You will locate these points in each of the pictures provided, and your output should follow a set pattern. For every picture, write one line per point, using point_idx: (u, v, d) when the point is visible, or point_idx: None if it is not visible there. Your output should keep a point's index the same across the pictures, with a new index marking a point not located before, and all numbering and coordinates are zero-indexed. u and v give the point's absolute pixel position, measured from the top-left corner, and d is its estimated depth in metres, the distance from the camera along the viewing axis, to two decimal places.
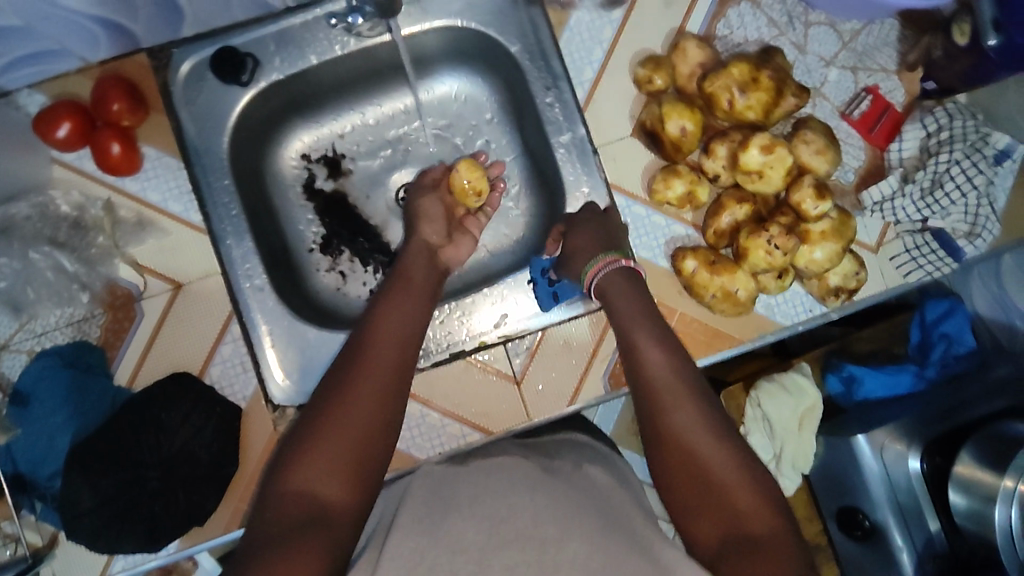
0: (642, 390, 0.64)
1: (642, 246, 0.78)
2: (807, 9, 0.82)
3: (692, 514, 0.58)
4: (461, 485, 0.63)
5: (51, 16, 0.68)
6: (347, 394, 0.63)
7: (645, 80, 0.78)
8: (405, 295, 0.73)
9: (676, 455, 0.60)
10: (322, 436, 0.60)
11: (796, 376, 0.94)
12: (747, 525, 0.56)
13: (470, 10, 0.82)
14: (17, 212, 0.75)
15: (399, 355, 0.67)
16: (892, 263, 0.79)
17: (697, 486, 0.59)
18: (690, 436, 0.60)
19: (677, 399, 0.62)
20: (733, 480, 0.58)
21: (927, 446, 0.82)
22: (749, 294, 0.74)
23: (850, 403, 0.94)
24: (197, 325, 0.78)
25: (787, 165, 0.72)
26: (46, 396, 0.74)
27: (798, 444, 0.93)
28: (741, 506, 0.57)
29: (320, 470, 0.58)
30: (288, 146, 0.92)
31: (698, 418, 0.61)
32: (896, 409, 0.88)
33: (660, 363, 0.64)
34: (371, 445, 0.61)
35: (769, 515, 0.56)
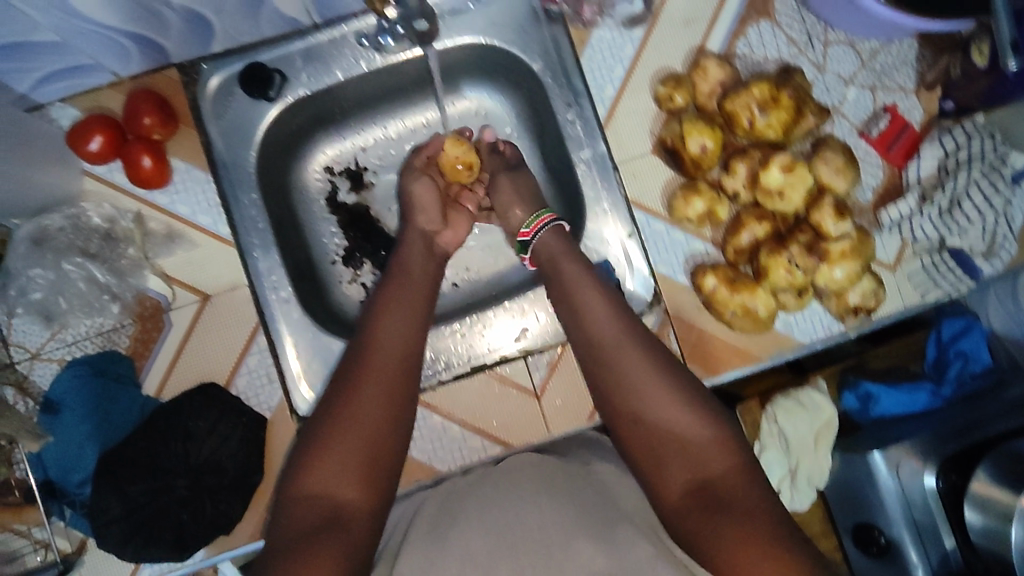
0: (594, 356, 0.69)
1: (661, 262, 0.80)
2: (827, 28, 0.83)
3: (650, 467, 0.63)
4: (472, 497, 0.67)
5: (86, 32, 0.69)
6: (353, 400, 0.65)
7: (665, 98, 0.79)
8: (409, 305, 0.74)
9: (626, 414, 0.66)
10: (331, 442, 0.63)
11: (814, 393, 0.96)
12: (700, 464, 0.62)
13: (493, 27, 0.84)
14: (52, 223, 0.77)
15: (403, 359, 0.70)
16: (910, 280, 0.81)
17: (653, 441, 0.64)
18: (640, 393, 0.65)
19: (626, 361, 0.67)
20: (688, 428, 0.63)
21: (942, 463, 0.82)
22: (769, 311, 0.75)
23: (866, 420, 0.95)
24: (224, 336, 0.80)
25: (807, 185, 0.73)
26: (77, 404, 0.77)
27: (813, 461, 0.94)
28: (693, 448, 0.62)
29: (335, 473, 0.62)
30: (314, 159, 0.94)
31: (647, 374, 0.66)
32: (913, 427, 0.89)
33: (610, 331, 0.69)
34: (379, 446, 0.64)
35: (720, 453, 0.62)
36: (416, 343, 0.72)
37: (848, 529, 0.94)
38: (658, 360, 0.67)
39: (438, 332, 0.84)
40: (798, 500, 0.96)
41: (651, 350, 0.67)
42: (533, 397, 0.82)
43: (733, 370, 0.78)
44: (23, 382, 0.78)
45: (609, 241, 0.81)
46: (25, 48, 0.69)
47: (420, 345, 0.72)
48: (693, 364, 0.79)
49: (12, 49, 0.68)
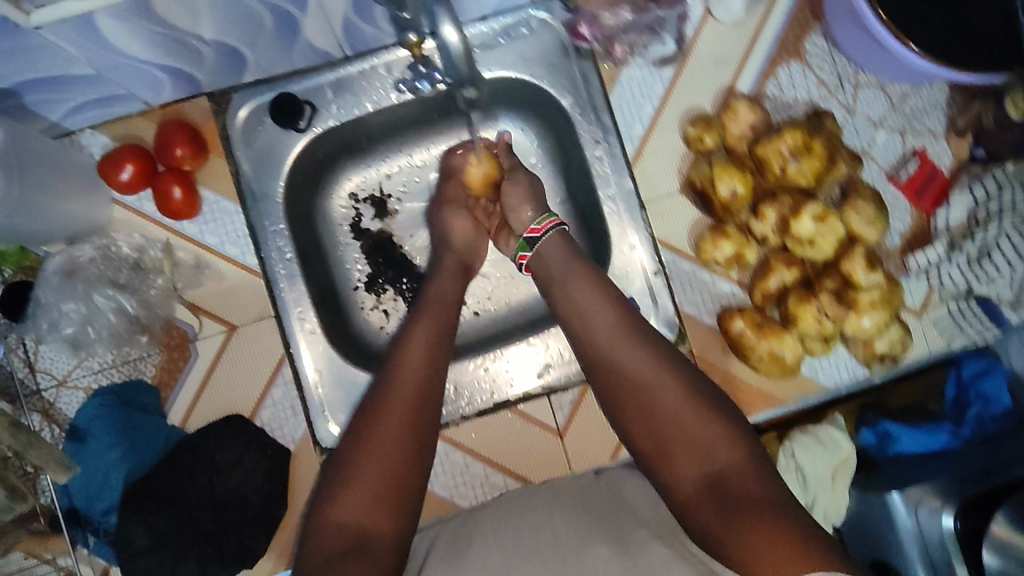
0: (601, 367, 0.70)
1: (687, 301, 0.81)
2: (857, 70, 0.83)
3: (662, 465, 0.64)
4: (489, 518, 0.70)
5: (122, 66, 0.70)
6: (378, 432, 0.65)
7: (695, 139, 0.79)
8: (432, 331, 0.73)
9: (635, 416, 0.67)
10: (358, 472, 0.63)
11: (830, 428, 0.81)
12: (710, 455, 0.62)
13: (523, 62, 0.83)
14: (82, 254, 0.78)
15: (425, 383, 0.69)
16: (936, 327, 0.82)
17: (662, 439, 0.64)
18: (647, 393, 0.67)
19: (633, 366, 0.68)
20: (697, 425, 0.64)
21: (963, 505, 0.71)
22: (796, 357, 0.75)
23: (883, 458, 0.81)
24: (249, 367, 0.81)
25: (839, 235, 0.73)
26: (102, 433, 0.77)
27: (831, 498, 0.80)
28: (701, 439, 0.63)
29: (364, 503, 0.62)
30: (339, 188, 0.92)
31: (655, 377, 0.67)
32: (933, 467, 0.76)
33: (616, 339, 0.70)
34: (405, 473, 0.64)
35: (729, 443, 0.62)
36: (437, 364, 0.71)
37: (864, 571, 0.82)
38: (665, 362, 0.68)
39: (462, 366, 0.84)
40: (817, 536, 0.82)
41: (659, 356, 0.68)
42: (556, 436, 0.83)
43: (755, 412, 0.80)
44: (49, 409, 0.79)
45: (633, 278, 0.81)
46: (60, 81, 0.69)
47: (442, 369, 0.71)
48: None
49: (48, 82, 0.68)
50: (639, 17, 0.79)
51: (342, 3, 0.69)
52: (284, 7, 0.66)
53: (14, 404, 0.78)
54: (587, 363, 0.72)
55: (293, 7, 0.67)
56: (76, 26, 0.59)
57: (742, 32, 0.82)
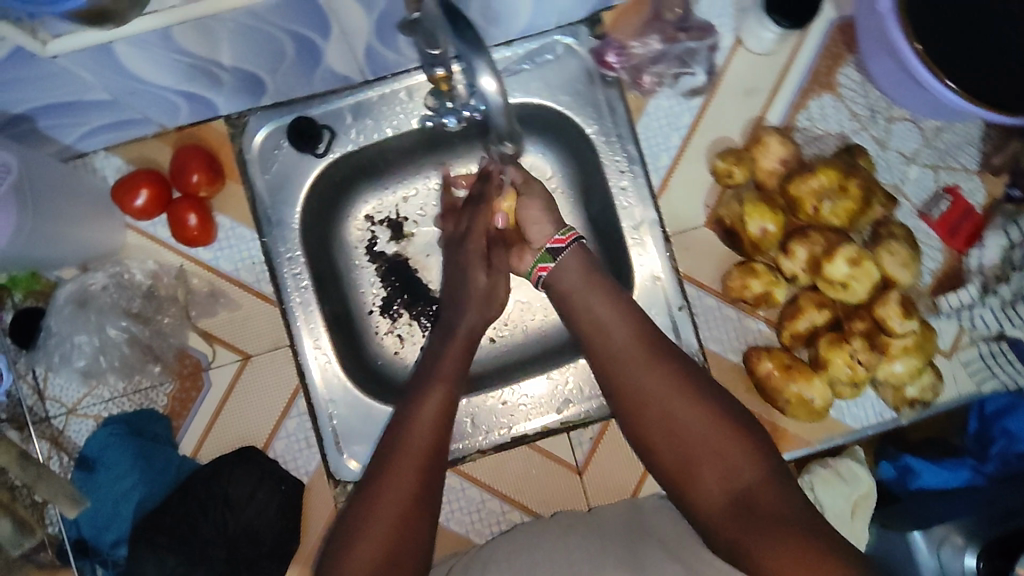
0: (620, 381, 0.65)
1: (712, 338, 0.80)
2: (890, 103, 0.81)
3: (686, 483, 0.61)
4: (506, 546, 0.72)
5: (139, 91, 0.68)
6: (395, 470, 0.61)
7: (724, 173, 0.76)
8: (452, 364, 0.69)
9: (655, 433, 0.63)
10: (374, 510, 0.60)
11: (851, 463, 0.79)
12: (737, 475, 0.59)
13: (548, 88, 0.80)
14: (95, 282, 0.76)
15: (442, 414, 0.65)
16: (965, 368, 0.81)
17: (685, 457, 0.61)
18: (669, 410, 0.62)
19: (654, 381, 0.64)
20: (723, 441, 0.60)
21: (987, 545, 0.69)
22: (825, 401, 0.74)
23: (904, 492, 0.80)
24: (263, 397, 0.79)
25: (872, 280, 0.71)
26: (112, 464, 0.76)
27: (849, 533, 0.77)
28: (728, 457, 0.60)
29: (378, 543, 0.58)
30: (354, 211, 0.88)
31: (676, 394, 0.63)
32: (959, 505, 0.74)
33: (633, 350, 0.66)
34: (418, 507, 0.61)
35: (756, 462, 0.60)
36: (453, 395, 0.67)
37: None
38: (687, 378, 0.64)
39: (480, 398, 0.82)
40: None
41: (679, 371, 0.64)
42: (575, 472, 0.82)
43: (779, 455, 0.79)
44: (57, 437, 0.77)
45: (656, 313, 0.79)
46: (75, 106, 0.67)
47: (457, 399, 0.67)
48: None
49: (62, 108, 0.66)
50: (669, 48, 0.79)
51: (365, 30, 0.68)
52: (306, 34, 0.65)
53: (23, 432, 0.76)
54: (602, 375, 0.67)
55: (316, 34, 0.65)
56: (94, 56, 0.58)
57: (773, 62, 0.80)
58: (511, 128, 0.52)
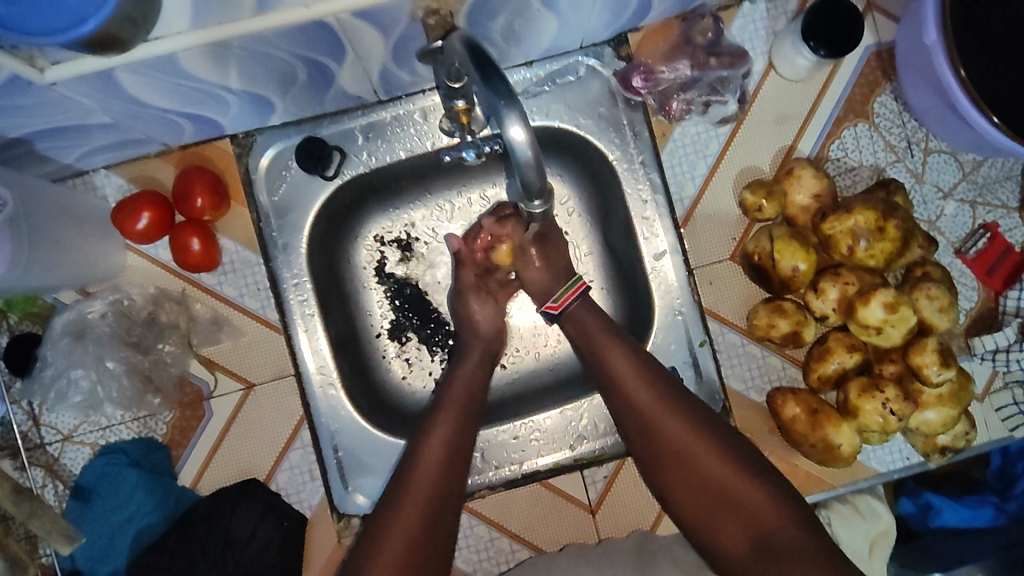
0: (645, 434, 0.65)
1: (735, 376, 0.77)
2: (928, 134, 0.77)
3: (707, 530, 0.61)
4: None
5: (141, 115, 0.64)
6: (397, 519, 0.59)
7: (753, 206, 0.73)
8: (458, 410, 0.68)
9: (679, 483, 0.63)
10: (377, 550, 0.58)
11: (870, 497, 0.77)
12: (758, 523, 0.59)
13: (569, 111, 0.77)
14: (93, 310, 0.73)
15: (448, 464, 0.63)
16: (998, 414, 0.77)
17: (708, 506, 0.61)
18: (686, 458, 0.63)
19: (675, 432, 0.63)
20: (744, 490, 0.60)
21: None
22: (852, 448, 0.70)
23: (924, 529, 0.83)
24: (266, 429, 0.76)
25: (910, 325, 0.67)
26: (109, 494, 0.73)
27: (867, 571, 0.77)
28: (747, 506, 0.60)
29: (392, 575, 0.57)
30: (364, 232, 0.84)
31: (695, 444, 0.63)
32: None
33: (652, 401, 0.65)
34: (424, 548, 0.59)
35: (774, 507, 0.59)
36: (461, 437, 0.66)
37: None
38: (706, 427, 0.64)
39: (491, 432, 0.79)
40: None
41: (698, 421, 0.64)
42: (588, 511, 0.79)
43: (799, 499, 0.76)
44: (52, 464, 0.74)
45: (675, 347, 0.77)
46: (75, 129, 0.64)
47: (468, 451, 0.66)
48: None
49: (62, 131, 0.63)
50: (701, 74, 0.75)
51: (380, 54, 0.64)
52: (318, 59, 0.61)
53: (18, 459, 0.73)
54: (626, 426, 0.67)
55: (329, 59, 0.62)
56: (94, 82, 0.54)
57: (807, 89, 0.77)
58: (540, 183, 0.49)
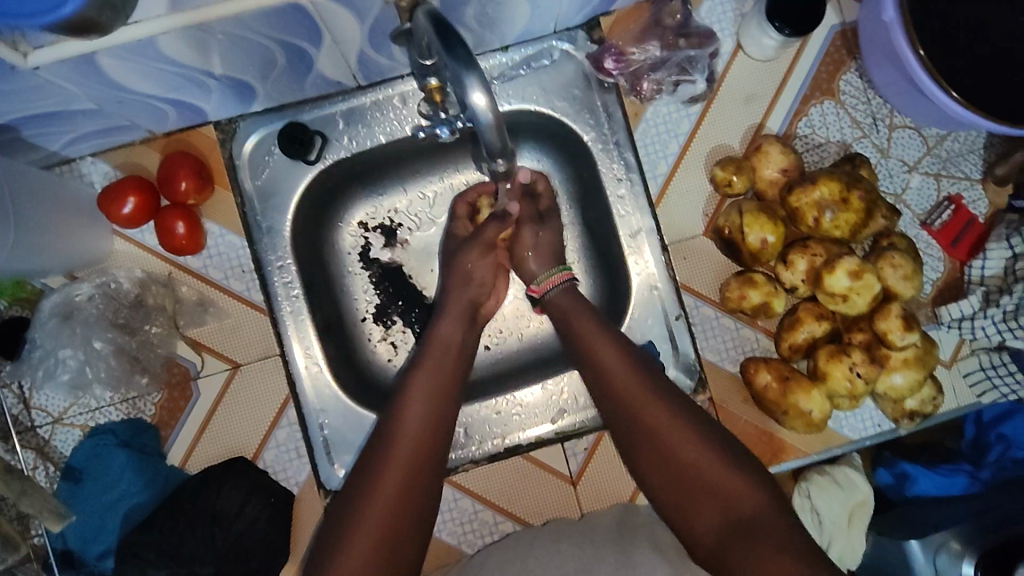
0: (620, 412, 0.66)
1: (710, 348, 0.79)
2: (892, 111, 0.79)
3: (679, 506, 0.62)
4: (493, 554, 0.73)
5: (125, 100, 0.66)
6: (376, 496, 0.61)
7: (723, 182, 0.75)
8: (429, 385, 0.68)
9: (651, 462, 0.64)
10: (362, 515, 0.60)
11: (847, 470, 0.83)
12: (727, 496, 0.60)
13: (544, 95, 0.79)
14: (81, 293, 0.75)
15: (429, 439, 0.65)
16: (965, 380, 0.79)
17: (680, 484, 0.62)
18: (655, 434, 0.64)
19: (650, 410, 0.65)
20: (718, 467, 0.61)
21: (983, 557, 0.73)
22: (823, 414, 0.72)
23: (901, 498, 0.85)
24: (253, 408, 0.78)
25: (874, 292, 0.69)
26: (100, 473, 0.75)
27: (847, 542, 0.81)
28: (715, 483, 0.61)
29: (373, 536, 0.59)
30: (347, 217, 0.86)
31: (670, 423, 0.64)
32: (947, 517, 0.77)
33: (628, 382, 0.67)
34: (404, 523, 0.60)
35: (738, 480, 0.61)
36: (440, 418, 0.66)
37: None
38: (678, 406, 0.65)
39: (473, 408, 0.82)
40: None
41: (674, 401, 0.65)
42: (569, 483, 0.81)
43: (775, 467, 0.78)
44: (43, 447, 0.76)
45: (652, 322, 0.79)
46: (60, 115, 0.65)
47: (445, 428, 0.66)
48: None
49: (48, 117, 0.65)
50: (669, 54, 0.77)
51: (357, 39, 0.66)
52: (297, 43, 0.63)
53: (9, 442, 0.75)
54: (602, 407, 0.68)
55: (307, 43, 0.64)
56: (78, 66, 0.56)
57: (774, 69, 0.79)
58: (500, 146, 0.51)
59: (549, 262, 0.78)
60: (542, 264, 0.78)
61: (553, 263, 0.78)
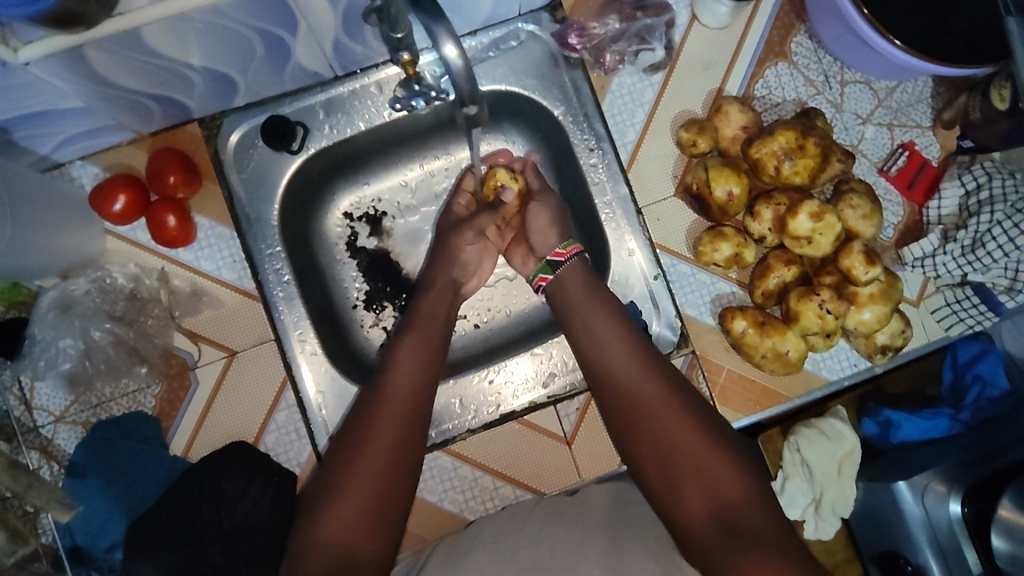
0: (618, 405, 0.68)
1: (688, 303, 0.82)
2: (843, 67, 0.84)
3: (663, 478, 0.64)
4: (488, 526, 0.75)
5: (111, 97, 0.69)
6: (356, 476, 0.63)
7: (689, 143, 0.79)
8: (410, 373, 0.70)
9: (643, 449, 0.65)
10: (344, 494, 0.62)
11: (833, 421, 0.85)
12: (699, 466, 0.63)
13: (515, 74, 0.83)
14: (77, 289, 0.77)
15: (415, 407, 0.68)
16: (933, 316, 0.84)
17: (671, 477, 0.63)
18: (641, 406, 0.67)
19: (648, 405, 0.67)
20: (705, 458, 0.63)
21: (967, 491, 0.75)
22: (800, 354, 0.77)
23: (887, 446, 0.85)
24: (251, 392, 0.80)
25: (836, 232, 0.74)
26: (104, 466, 0.76)
27: (838, 490, 0.84)
28: (688, 454, 0.63)
29: (354, 513, 0.61)
30: (333, 208, 0.90)
31: (665, 420, 0.66)
32: (931, 454, 0.79)
33: (627, 374, 0.69)
34: (388, 503, 0.63)
35: (711, 448, 0.63)
36: (422, 403, 0.69)
37: (874, 559, 0.85)
38: (675, 398, 0.67)
39: (466, 379, 0.84)
40: (822, 529, 0.85)
41: (662, 385, 0.68)
42: (564, 444, 0.83)
43: (760, 412, 0.81)
44: (46, 445, 0.77)
45: (633, 283, 0.83)
46: (49, 115, 0.68)
47: (424, 418, 0.69)
48: (724, 405, 0.81)
49: (36, 117, 0.67)
50: (628, 25, 0.81)
51: (331, 26, 0.70)
52: (274, 30, 0.66)
53: (12, 442, 0.76)
54: (598, 396, 0.71)
55: (283, 31, 0.67)
56: (65, 61, 0.59)
57: (729, 36, 0.83)
58: (472, 93, 0.56)
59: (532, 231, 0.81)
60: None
61: (535, 232, 0.81)
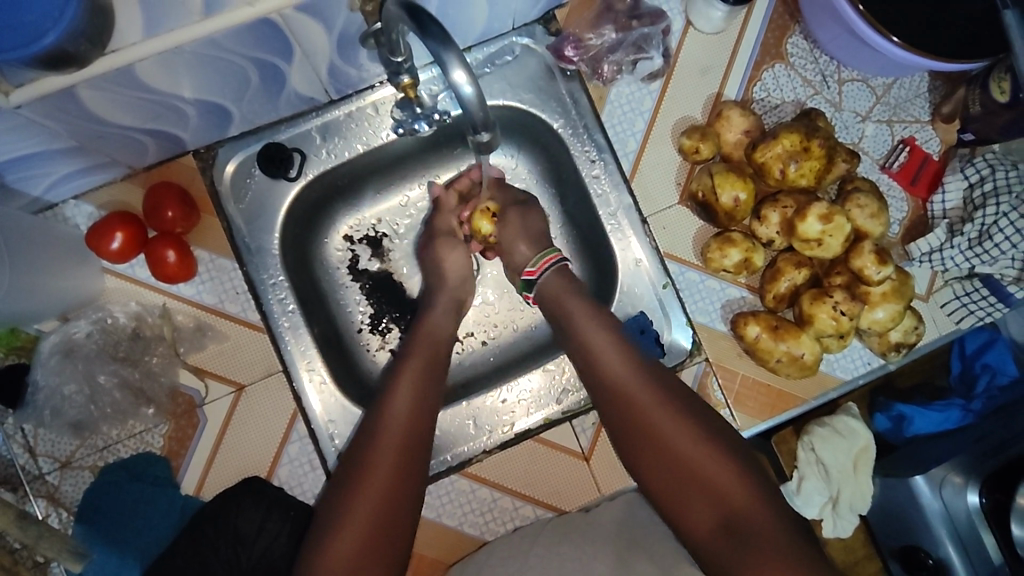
0: (625, 410, 0.68)
1: (699, 311, 0.81)
2: (840, 66, 0.84)
3: (667, 485, 0.64)
4: (498, 547, 0.75)
5: (105, 135, 0.67)
6: (357, 501, 0.63)
7: (691, 150, 0.79)
8: (412, 397, 0.70)
9: (647, 456, 0.66)
10: (344, 521, 0.62)
11: (846, 418, 0.85)
12: (704, 476, 0.63)
13: (513, 89, 0.82)
14: (78, 331, 0.76)
15: (414, 424, 0.68)
16: (943, 310, 0.84)
17: (675, 483, 0.64)
18: (643, 413, 0.67)
19: (651, 413, 0.66)
20: (710, 466, 0.63)
21: (985, 481, 0.74)
22: (815, 357, 0.77)
23: (900, 440, 0.85)
24: (262, 427, 0.78)
25: (845, 233, 0.74)
26: (115, 511, 0.75)
27: (855, 488, 0.83)
28: (694, 464, 0.63)
29: (355, 538, 0.62)
30: (332, 233, 0.89)
31: (674, 427, 0.65)
32: (947, 445, 0.79)
33: (630, 380, 0.69)
34: (388, 527, 0.63)
35: (718, 459, 0.63)
36: (422, 426, 0.69)
37: (894, 554, 0.84)
38: (680, 405, 0.67)
39: (479, 399, 0.84)
40: (840, 527, 0.84)
41: (663, 393, 0.67)
42: (582, 460, 0.82)
43: (776, 416, 0.81)
44: (53, 493, 0.75)
45: (642, 293, 0.82)
46: (40, 157, 0.66)
47: (425, 441, 0.68)
48: (740, 410, 0.80)
49: (28, 160, 0.66)
50: (624, 35, 0.80)
51: (327, 51, 0.68)
52: (270, 59, 0.65)
53: (18, 492, 0.74)
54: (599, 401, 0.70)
55: (279, 59, 0.66)
56: (57, 102, 0.57)
57: (724, 40, 0.83)
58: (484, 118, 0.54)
59: (539, 244, 0.80)
60: (529, 256, 0.80)
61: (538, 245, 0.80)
